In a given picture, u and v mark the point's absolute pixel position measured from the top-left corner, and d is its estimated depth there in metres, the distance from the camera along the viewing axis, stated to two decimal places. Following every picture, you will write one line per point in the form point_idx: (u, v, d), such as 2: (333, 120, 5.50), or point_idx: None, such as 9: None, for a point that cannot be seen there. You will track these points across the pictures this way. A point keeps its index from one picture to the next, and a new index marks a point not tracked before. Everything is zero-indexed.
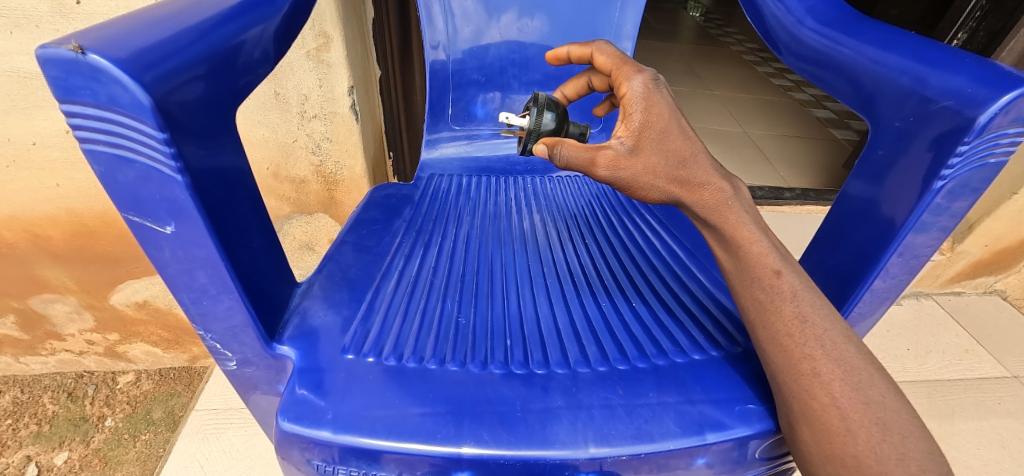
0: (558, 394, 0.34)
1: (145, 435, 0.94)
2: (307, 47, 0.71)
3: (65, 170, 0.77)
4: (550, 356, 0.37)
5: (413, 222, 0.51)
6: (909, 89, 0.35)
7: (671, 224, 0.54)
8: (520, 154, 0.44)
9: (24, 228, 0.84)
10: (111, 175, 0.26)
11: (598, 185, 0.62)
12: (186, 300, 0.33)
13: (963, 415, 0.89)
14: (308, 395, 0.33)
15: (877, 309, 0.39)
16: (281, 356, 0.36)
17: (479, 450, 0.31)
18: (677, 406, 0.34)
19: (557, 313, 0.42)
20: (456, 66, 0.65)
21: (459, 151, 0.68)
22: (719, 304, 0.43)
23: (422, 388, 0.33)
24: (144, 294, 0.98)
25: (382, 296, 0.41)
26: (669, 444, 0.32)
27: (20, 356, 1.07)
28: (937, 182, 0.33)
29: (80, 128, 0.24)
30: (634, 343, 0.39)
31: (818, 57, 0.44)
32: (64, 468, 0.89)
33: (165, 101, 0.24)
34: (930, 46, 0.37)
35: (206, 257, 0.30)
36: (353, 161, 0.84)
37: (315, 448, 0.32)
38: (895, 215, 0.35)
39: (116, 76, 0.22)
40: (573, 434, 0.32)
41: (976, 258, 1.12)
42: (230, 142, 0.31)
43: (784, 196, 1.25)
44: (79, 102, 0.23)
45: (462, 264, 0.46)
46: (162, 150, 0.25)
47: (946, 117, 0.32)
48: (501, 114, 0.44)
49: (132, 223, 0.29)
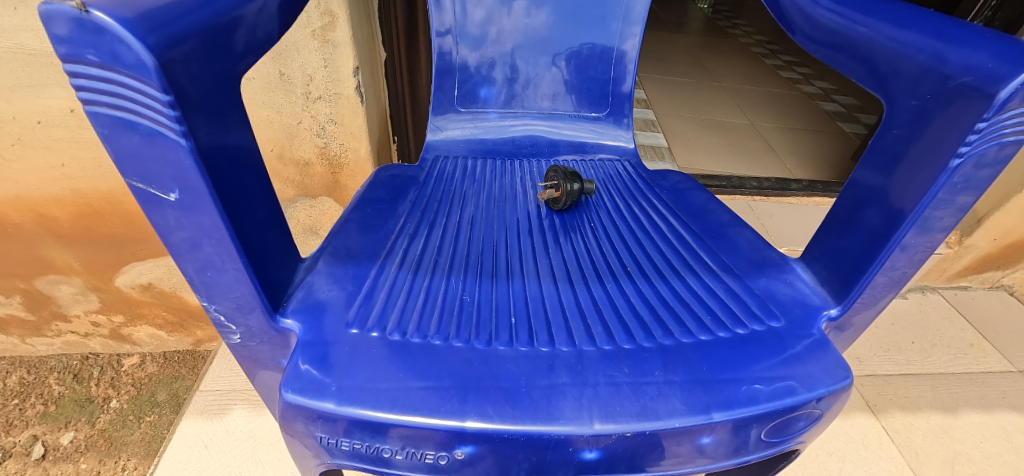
0: (563, 372, 0.34)
1: (150, 417, 0.96)
2: (313, 26, 0.70)
3: (69, 149, 0.77)
4: (555, 336, 0.37)
5: (418, 203, 0.51)
6: (927, 66, 0.34)
7: (679, 208, 0.53)
8: (555, 206, 0.52)
9: (29, 208, 0.84)
10: (116, 139, 0.26)
11: (605, 170, 0.62)
12: (190, 271, 0.32)
13: (966, 408, 0.89)
14: (311, 368, 0.32)
15: (882, 297, 0.39)
16: (286, 329, 0.36)
17: (484, 424, 0.30)
18: (683, 384, 0.33)
19: (561, 293, 0.42)
20: (463, 48, 0.64)
21: (465, 134, 0.67)
22: (726, 286, 0.43)
23: (426, 364, 0.33)
24: (148, 276, 0.99)
25: (386, 275, 0.41)
26: (674, 422, 0.31)
27: (26, 337, 1.08)
28: (954, 160, 0.32)
29: (83, 90, 0.24)
30: (640, 324, 0.38)
31: (831, 38, 0.43)
32: (70, 448, 0.90)
33: (169, 64, 0.24)
34: (949, 24, 0.35)
35: (210, 225, 0.30)
36: (357, 144, 0.83)
37: (318, 421, 0.31)
38: (904, 204, 0.35)
39: (120, 35, 0.22)
40: (579, 410, 0.31)
41: (985, 252, 1.11)
42: (233, 113, 0.31)
43: (790, 187, 1.25)
44: (82, 62, 0.23)
45: (466, 244, 0.46)
46: (167, 113, 0.25)
47: (965, 94, 0.31)
48: (529, 202, 0.55)
49: (135, 191, 0.28)
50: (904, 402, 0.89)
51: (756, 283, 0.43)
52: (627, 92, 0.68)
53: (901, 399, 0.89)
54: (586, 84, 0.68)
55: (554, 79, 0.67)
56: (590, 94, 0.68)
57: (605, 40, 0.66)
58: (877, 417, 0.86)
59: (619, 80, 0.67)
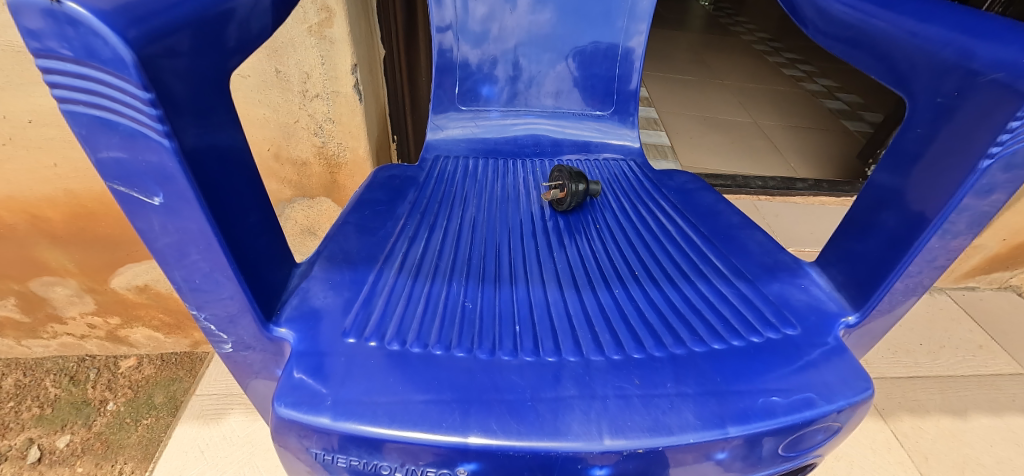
0: (570, 383, 0.32)
1: (147, 420, 0.94)
2: (309, 22, 0.68)
3: (62, 149, 0.76)
4: (561, 345, 0.35)
5: (418, 205, 0.49)
6: (953, 62, 0.32)
7: (686, 209, 0.52)
8: (558, 207, 0.51)
9: (22, 209, 0.83)
10: (95, 140, 0.24)
11: (610, 170, 0.60)
12: (178, 279, 0.31)
13: (976, 411, 0.87)
14: (305, 379, 0.31)
15: (902, 303, 0.38)
16: (279, 338, 0.34)
17: (487, 440, 0.29)
18: (696, 396, 0.32)
19: (566, 298, 0.40)
20: (464, 45, 0.63)
21: (466, 133, 0.65)
22: (738, 291, 0.41)
23: (427, 375, 0.32)
24: (144, 277, 0.97)
25: (385, 280, 0.39)
26: (688, 437, 0.30)
27: (22, 339, 1.07)
28: (984, 161, 0.30)
29: (58, 87, 0.22)
30: (649, 332, 0.37)
31: (847, 33, 0.41)
32: (66, 452, 0.88)
33: (149, 59, 0.23)
34: (974, 17, 0.34)
35: (198, 230, 0.28)
36: (355, 143, 0.81)
37: (313, 436, 0.30)
38: (926, 208, 0.34)
39: (95, 28, 0.20)
40: (586, 425, 0.30)
41: (993, 252, 1.09)
42: (222, 112, 0.29)
43: (795, 186, 1.24)
44: (55, 57, 0.21)
45: (468, 247, 0.45)
46: (147, 112, 0.23)
47: (995, 91, 0.29)
48: (533, 201, 0.54)
49: (117, 195, 0.26)
50: (913, 405, 0.87)
51: (768, 288, 0.41)
52: (632, 90, 0.67)
53: (909, 403, 0.88)
54: (591, 81, 0.66)
55: (558, 76, 0.66)
56: (594, 91, 0.66)
57: (610, 36, 0.64)
58: (885, 421, 0.84)
59: (624, 77, 0.66)
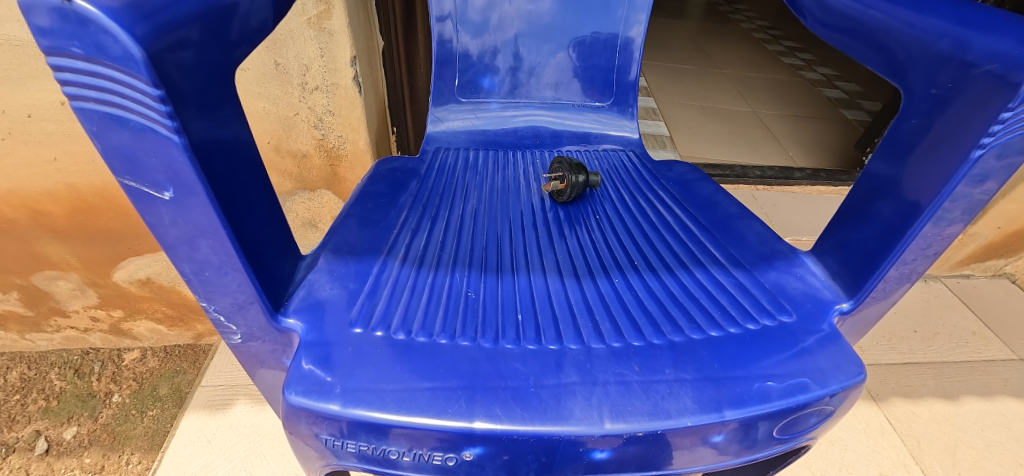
0: (572, 371, 0.33)
1: (152, 411, 0.95)
2: (307, 14, 0.68)
3: (62, 143, 0.76)
4: (563, 333, 0.36)
5: (420, 197, 0.50)
6: (948, 54, 0.33)
7: (685, 199, 0.52)
8: (558, 201, 0.52)
9: (23, 203, 0.83)
10: (105, 136, 0.25)
11: (609, 161, 0.61)
12: (188, 271, 0.31)
13: (968, 396, 0.89)
14: (315, 368, 0.32)
15: (895, 289, 0.38)
16: (287, 329, 0.35)
17: (492, 425, 0.30)
18: (694, 382, 0.33)
19: (567, 288, 0.41)
20: (463, 36, 0.63)
21: (466, 124, 0.66)
22: (735, 280, 0.42)
23: (431, 364, 0.32)
24: (146, 271, 0.98)
25: (389, 272, 0.40)
26: (685, 421, 0.31)
27: (26, 333, 1.08)
28: (976, 150, 0.31)
29: (69, 84, 0.23)
30: (648, 320, 0.38)
31: (845, 24, 0.42)
32: (73, 443, 0.89)
33: (158, 57, 0.23)
34: (969, 9, 0.34)
35: (207, 224, 0.29)
36: (355, 135, 0.82)
37: (323, 422, 0.30)
38: (920, 196, 0.34)
39: (105, 26, 0.21)
40: (588, 410, 0.31)
41: (988, 240, 1.11)
42: (228, 107, 0.30)
43: (794, 175, 1.24)
44: (67, 56, 0.22)
45: (469, 239, 0.46)
46: (157, 109, 0.24)
47: (988, 82, 0.30)
48: (534, 191, 0.54)
49: (128, 189, 0.27)
50: (907, 391, 0.89)
51: (765, 277, 0.42)
52: (632, 81, 0.67)
53: (903, 388, 0.89)
54: (591, 72, 0.66)
55: (558, 67, 0.66)
56: (594, 82, 0.67)
57: (610, 26, 0.64)
58: (879, 406, 0.86)
59: (624, 68, 0.66)
